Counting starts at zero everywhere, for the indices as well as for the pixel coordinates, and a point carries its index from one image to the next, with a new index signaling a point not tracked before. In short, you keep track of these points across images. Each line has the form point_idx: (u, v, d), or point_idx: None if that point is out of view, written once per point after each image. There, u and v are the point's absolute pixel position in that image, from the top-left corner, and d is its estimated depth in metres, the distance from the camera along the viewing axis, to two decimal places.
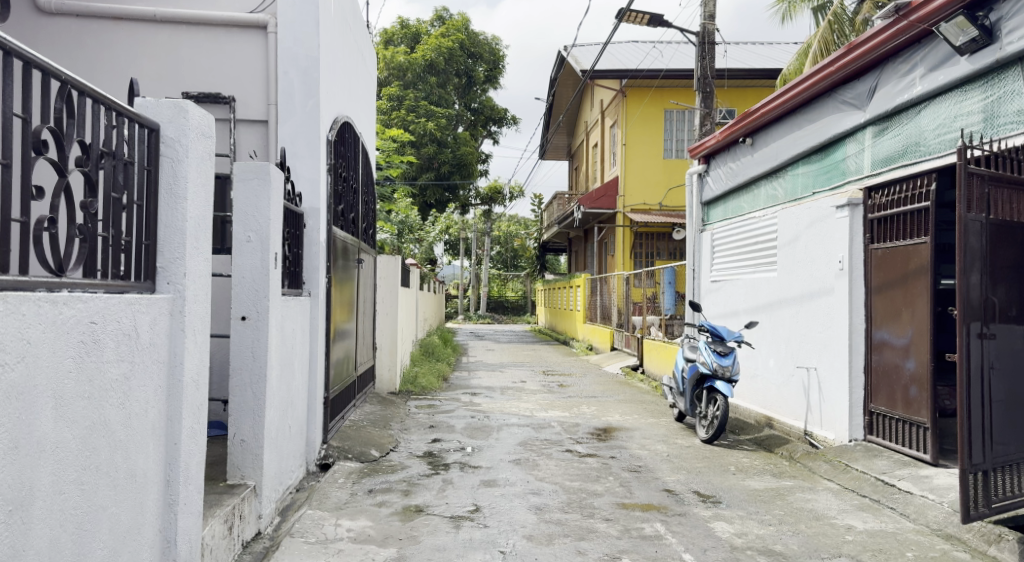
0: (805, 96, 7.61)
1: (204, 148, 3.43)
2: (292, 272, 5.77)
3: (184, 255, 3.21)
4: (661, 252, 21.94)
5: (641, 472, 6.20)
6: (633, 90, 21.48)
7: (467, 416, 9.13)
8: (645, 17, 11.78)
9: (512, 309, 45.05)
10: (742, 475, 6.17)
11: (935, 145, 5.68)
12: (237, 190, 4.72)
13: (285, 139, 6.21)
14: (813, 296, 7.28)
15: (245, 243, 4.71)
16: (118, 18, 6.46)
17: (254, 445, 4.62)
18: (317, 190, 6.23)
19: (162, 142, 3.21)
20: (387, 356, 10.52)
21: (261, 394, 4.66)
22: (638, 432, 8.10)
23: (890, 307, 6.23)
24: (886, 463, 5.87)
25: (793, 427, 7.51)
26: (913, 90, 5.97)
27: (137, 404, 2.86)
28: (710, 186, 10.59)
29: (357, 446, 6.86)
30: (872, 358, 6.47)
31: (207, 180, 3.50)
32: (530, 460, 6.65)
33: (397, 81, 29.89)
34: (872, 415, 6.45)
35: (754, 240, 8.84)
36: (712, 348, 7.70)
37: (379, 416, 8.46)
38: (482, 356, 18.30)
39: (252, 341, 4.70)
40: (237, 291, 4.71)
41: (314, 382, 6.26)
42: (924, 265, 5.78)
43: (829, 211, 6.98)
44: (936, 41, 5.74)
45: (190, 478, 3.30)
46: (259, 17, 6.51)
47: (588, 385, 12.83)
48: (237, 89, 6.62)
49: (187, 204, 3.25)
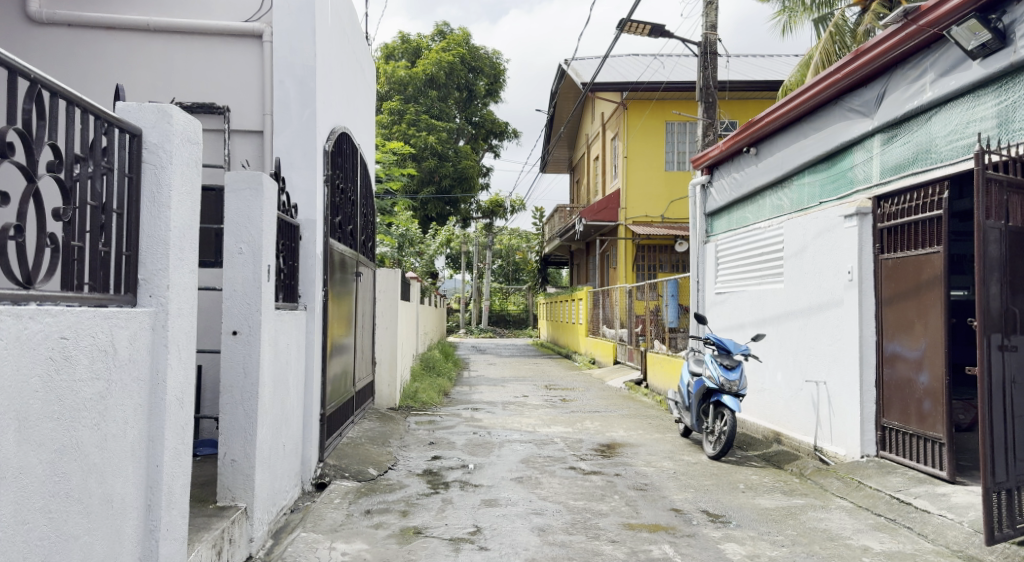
0: (811, 104, 7.48)
1: (190, 154, 3.28)
2: (287, 285, 5.62)
3: (167, 266, 3.06)
4: (664, 265, 21.94)
5: (647, 491, 6.00)
6: (633, 103, 21.41)
7: (468, 432, 8.94)
8: (646, 27, 11.68)
9: (512, 323, 44.90)
10: (752, 493, 5.97)
11: (947, 151, 5.52)
12: (228, 201, 4.56)
13: (280, 149, 6.08)
14: (822, 308, 7.11)
15: (236, 255, 4.56)
16: (110, 28, 6.33)
17: (245, 465, 4.46)
18: (313, 201, 6.08)
19: (144, 148, 3.06)
20: (386, 371, 10.34)
21: (254, 413, 4.50)
22: (643, 448, 7.90)
23: (901, 319, 6.06)
24: (901, 480, 5.67)
25: (802, 443, 7.30)
26: (923, 96, 5.83)
27: (115, 424, 2.70)
28: (714, 197, 10.44)
29: (355, 464, 6.68)
30: (884, 371, 6.29)
31: (193, 188, 3.34)
32: (533, 478, 6.45)
33: (397, 95, 29.85)
34: (885, 430, 6.25)
35: (760, 251, 8.68)
36: (719, 362, 7.52)
37: (378, 433, 8.26)
38: (484, 372, 18.07)
39: (243, 357, 4.54)
40: (227, 306, 4.55)
41: (310, 398, 6.08)
42: (937, 275, 5.62)
43: (837, 221, 6.82)
44: (947, 46, 5.59)
45: (173, 504, 3.13)
46: (254, 26, 6.39)
47: (592, 399, 12.63)
48: (232, 99, 6.49)
49: (171, 212, 3.09)
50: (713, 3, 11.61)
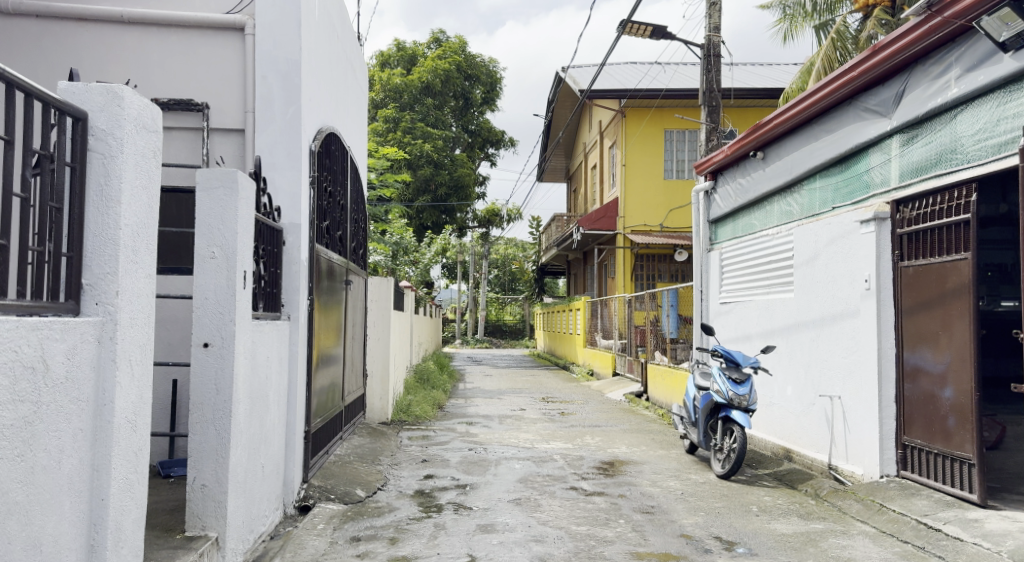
0: (824, 105, 7.13)
1: (147, 143, 2.90)
2: (268, 293, 5.23)
3: (116, 270, 2.68)
4: (663, 275, 21.60)
5: (655, 515, 5.59)
6: (632, 110, 21.12)
7: (463, 448, 8.53)
8: (647, 29, 11.36)
9: (508, 333, 44.44)
10: (767, 517, 5.56)
11: (974, 152, 5.16)
12: (199, 201, 4.17)
13: (262, 148, 5.70)
14: (836, 319, 6.74)
15: (208, 260, 4.17)
16: (81, 20, 6.01)
17: (216, 491, 4.05)
18: (298, 204, 5.69)
19: (91, 135, 2.68)
20: (378, 383, 9.94)
21: (226, 432, 4.10)
22: (648, 466, 7.50)
23: (924, 330, 5.68)
24: (926, 503, 5.26)
25: (814, 460, 6.94)
26: (948, 92, 5.46)
27: (45, 455, 2.31)
28: (717, 204, 10.10)
29: (341, 485, 6.26)
30: (905, 387, 5.90)
31: (151, 181, 2.96)
32: (532, 500, 6.03)
33: (393, 102, 29.45)
34: (906, 449, 5.86)
35: (768, 259, 8.31)
36: (727, 375, 7.11)
37: (368, 449, 7.85)
38: (479, 383, 17.62)
39: (215, 372, 4.14)
40: (198, 315, 4.16)
41: (293, 415, 5.67)
42: (964, 284, 5.25)
43: (853, 226, 6.47)
44: (974, 39, 5.22)
45: (122, 542, 2.72)
46: (235, 19, 6.03)
47: (591, 413, 12.21)
48: (212, 96, 6.15)
49: (122, 208, 2.70)
50: (715, 4, 11.33)
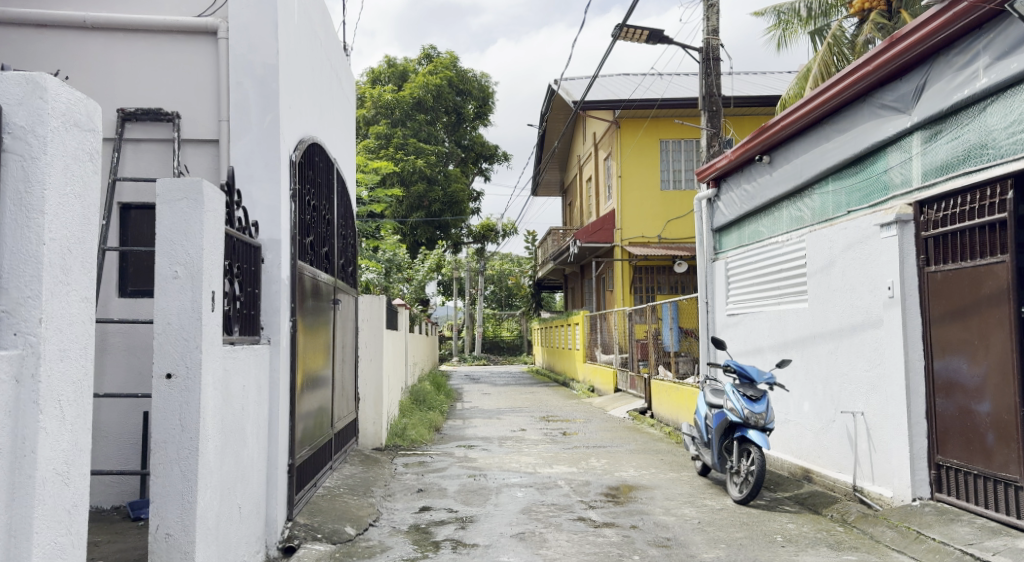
0: (836, 102, 6.75)
1: (80, 142, 2.46)
2: (244, 315, 4.79)
3: (41, 292, 2.23)
4: (662, 287, 21.18)
5: (672, 549, 5.12)
6: (627, 121, 20.79)
7: (461, 475, 8.05)
8: (643, 33, 11.02)
9: (506, 350, 44.04)
10: (794, 549, 5.09)
11: (1007, 146, 4.77)
12: (160, 215, 3.73)
13: (237, 159, 5.26)
14: (856, 330, 6.32)
15: (170, 280, 3.73)
16: (42, 25, 5.62)
17: (182, 540, 3.59)
18: (277, 218, 5.26)
19: (7, 132, 2.24)
20: (371, 408, 9.45)
21: (192, 474, 3.64)
22: (659, 491, 7.03)
23: (956, 339, 5.26)
24: (970, 530, 4.79)
25: (837, 481, 6.51)
26: (976, 82, 5.07)
27: None
28: (721, 212, 9.70)
29: (329, 522, 5.76)
30: (936, 402, 5.46)
31: (84, 189, 2.51)
32: (537, 534, 5.55)
33: (384, 119, 29.12)
34: (941, 469, 5.40)
35: (779, 268, 7.89)
36: (742, 393, 6.65)
37: (360, 480, 7.35)
38: (477, 403, 17.12)
39: (180, 406, 3.67)
40: (158, 342, 3.70)
41: (275, 447, 5.20)
42: (1002, 289, 4.83)
43: (872, 230, 6.06)
44: (1005, 24, 4.85)
45: None
46: (207, 21, 5.65)
47: (595, 432, 11.73)
48: (182, 105, 5.75)
49: (46, 219, 2.26)
50: (713, 7, 11.00)
